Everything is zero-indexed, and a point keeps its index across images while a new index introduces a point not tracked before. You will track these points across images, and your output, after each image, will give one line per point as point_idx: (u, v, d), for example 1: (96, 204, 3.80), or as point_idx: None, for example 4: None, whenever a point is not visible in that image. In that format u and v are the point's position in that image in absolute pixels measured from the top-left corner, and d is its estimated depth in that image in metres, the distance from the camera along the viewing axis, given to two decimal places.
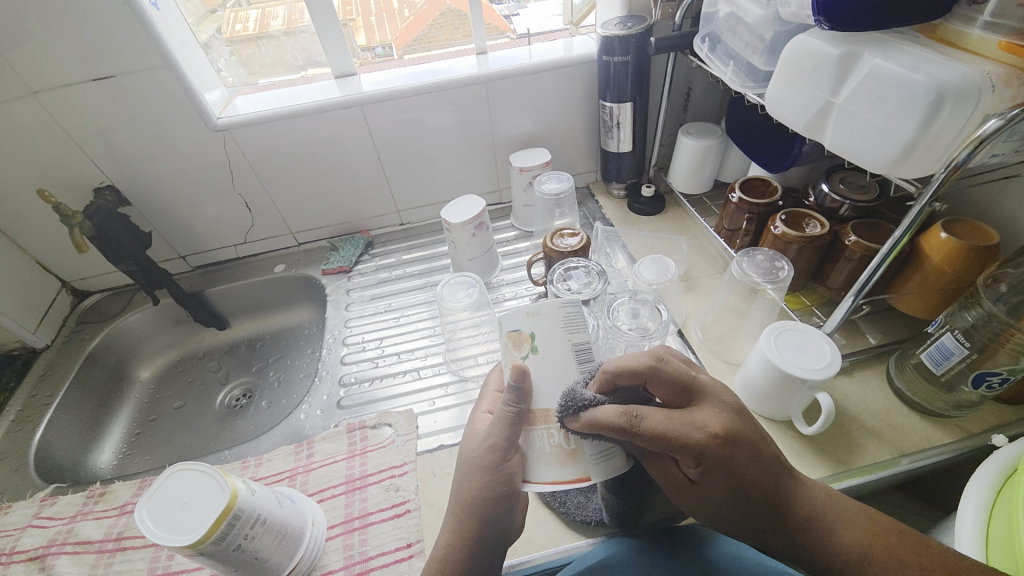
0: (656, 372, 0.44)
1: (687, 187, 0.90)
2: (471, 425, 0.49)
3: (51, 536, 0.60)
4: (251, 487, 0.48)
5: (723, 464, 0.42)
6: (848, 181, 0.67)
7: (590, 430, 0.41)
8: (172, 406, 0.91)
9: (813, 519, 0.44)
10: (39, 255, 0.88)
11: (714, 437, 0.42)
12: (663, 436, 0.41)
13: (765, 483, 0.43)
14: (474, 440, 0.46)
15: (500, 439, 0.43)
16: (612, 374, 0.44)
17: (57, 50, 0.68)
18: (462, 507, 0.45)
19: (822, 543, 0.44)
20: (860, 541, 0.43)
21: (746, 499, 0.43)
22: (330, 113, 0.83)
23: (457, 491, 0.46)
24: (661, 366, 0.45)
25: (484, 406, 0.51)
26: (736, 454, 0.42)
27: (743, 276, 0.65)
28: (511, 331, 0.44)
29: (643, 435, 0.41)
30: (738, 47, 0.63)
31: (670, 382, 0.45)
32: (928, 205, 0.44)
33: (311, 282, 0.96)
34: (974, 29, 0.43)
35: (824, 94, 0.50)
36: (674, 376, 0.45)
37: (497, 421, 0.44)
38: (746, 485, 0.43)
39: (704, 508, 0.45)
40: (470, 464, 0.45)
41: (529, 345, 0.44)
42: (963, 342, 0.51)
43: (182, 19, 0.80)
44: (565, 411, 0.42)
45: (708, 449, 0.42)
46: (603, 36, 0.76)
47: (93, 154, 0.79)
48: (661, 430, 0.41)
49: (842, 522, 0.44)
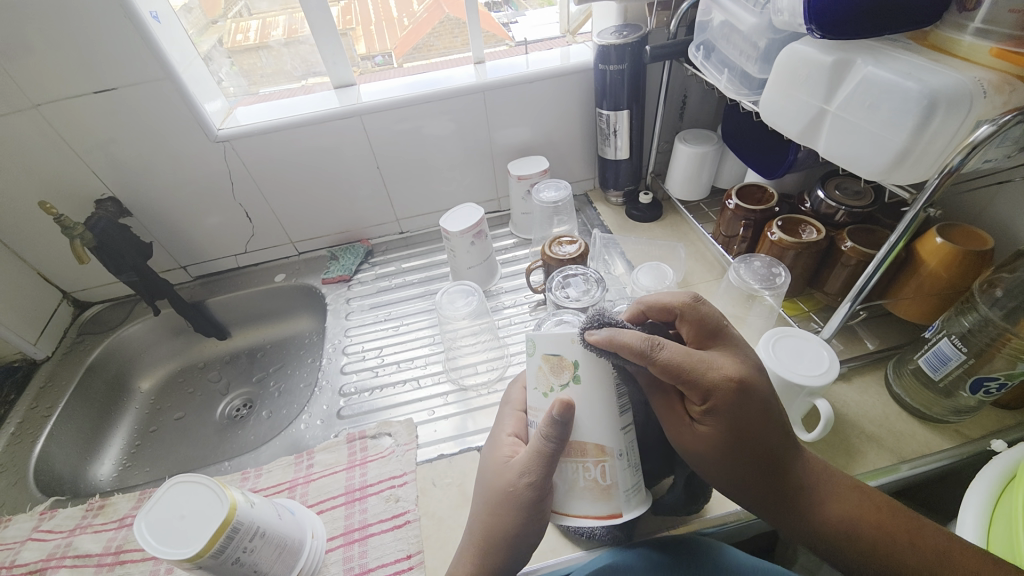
0: (691, 310, 0.48)
1: (684, 194, 0.91)
2: (498, 451, 0.48)
3: (50, 550, 0.60)
4: (250, 498, 0.48)
5: (729, 411, 0.43)
6: (843, 187, 0.67)
7: (608, 345, 0.41)
8: (173, 418, 0.91)
9: (806, 487, 0.45)
10: (40, 267, 0.89)
11: (726, 384, 0.43)
12: (678, 367, 0.43)
13: (765, 441, 0.44)
14: (508, 472, 0.45)
15: (541, 473, 0.43)
16: (644, 308, 0.51)
17: (58, 64, 0.69)
18: (489, 538, 0.45)
19: (809, 512, 0.45)
20: (850, 514, 0.44)
21: (742, 453, 0.44)
22: (329, 124, 0.83)
23: (483, 519, 0.46)
24: (697, 307, 0.48)
25: (509, 429, 0.50)
26: (744, 403, 0.43)
27: (740, 282, 0.66)
28: (552, 356, 0.42)
29: (659, 362, 0.42)
30: (732, 55, 0.64)
31: (699, 324, 0.48)
32: (922, 210, 0.44)
33: (311, 291, 0.96)
34: (964, 35, 0.44)
35: (818, 101, 0.50)
36: (703, 321, 0.48)
37: (533, 456, 0.43)
38: (745, 437, 0.44)
39: (697, 452, 0.46)
40: (504, 497, 0.44)
41: (571, 374, 0.42)
42: (961, 346, 0.51)
43: (182, 32, 0.81)
44: (590, 325, 0.42)
45: (719, 390, 0.43)
46: (599, 45, 0.77)
47: (95, 166, 0.80)
48: (677, 359, 0.43)
49: (834, 497, 0.45)
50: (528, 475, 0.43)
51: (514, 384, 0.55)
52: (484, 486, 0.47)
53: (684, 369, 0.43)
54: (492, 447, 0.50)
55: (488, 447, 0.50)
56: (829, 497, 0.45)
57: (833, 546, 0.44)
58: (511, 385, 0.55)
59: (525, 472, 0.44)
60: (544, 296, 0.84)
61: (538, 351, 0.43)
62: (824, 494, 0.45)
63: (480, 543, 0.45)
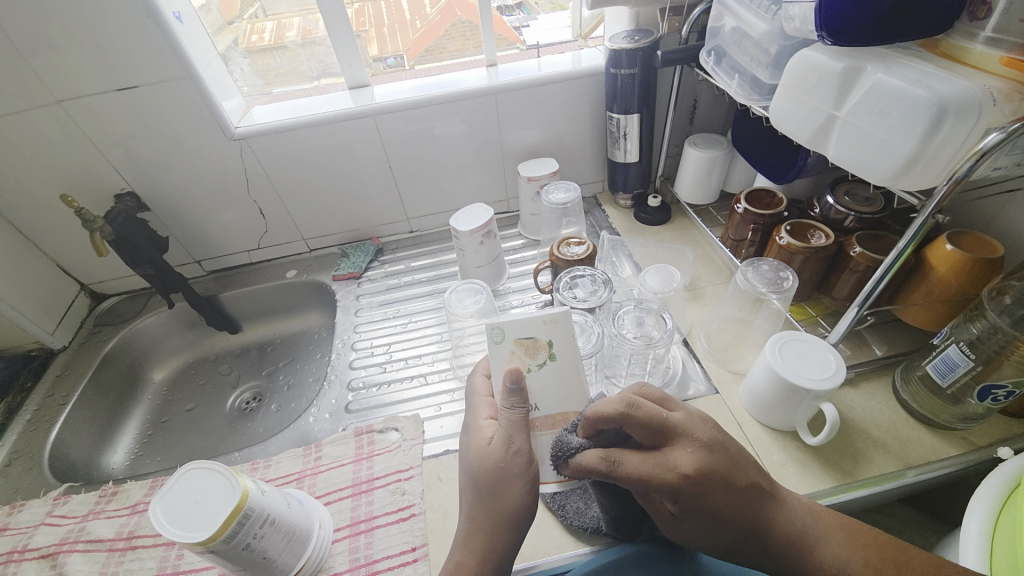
0: (631, 419, 0.44)
1: (693, 198, 0.91)
2: (476, 436, 0.48)
3: (63, 534, 0.61)
4: (261, 487, 0.49)
5: (698, 497, 0.43)
6: (853, 193, 0.68)
7: (578, 474, 0.45)
8: (184, 409, 0.92)
9: (794, 539, 0.44)
10: (59, 258, 0.91)
11: (688, 477, 0.43)
12: (641, 480, 0.43)
13: (739, 513, 0.44)
14: (494, 451, 0.46)
15: (521, 441, 0.46)
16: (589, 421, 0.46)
17: (82, 63, 0.71)
18: (493, 517, 0.44)
19: (804, 562, 0.44)
20: (842, 555, 0.44)
21: (721, 526, 0.44)
22: (342, 123, 0.85)
23: (479, 501, 0.45)
24: (637, 412, 0.44)
25: (483, 413, 0.50)
26: (709, 487, 0.43)
27: (747, 286, 0.65)
28: (528, 339, 0.49)
29: (621, 480, 0.43)
30: (743, 61, 0.64)
31: (646, 422, 0.44)
32: (931, 216, 0.44)
33: (322, 287, 0.98)
34: (975, 44, 0.44)
35: (827, 107, 0.51)
36: (649, 420, 0.44)
37: (510, 426, 0.47)
38: (721, 516, 0.44)
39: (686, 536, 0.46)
40: (498, 475, 0.45)
41: (546, 353, 0.49)
42: (968, 354, 0.51)
43: (203, 31, 0.83)
44: (557, 458, 0.46)
45: (681, 488, 0.43)
46: (610, 49, 0.78)
47: (115, 160, 0.82)
48: (638, 474, 0.43)
49: (824, 540, 0.44)
50: (516, 442, 0.46)
51: (474, 374, 0.55)
52: (471, 472, 0.47)
53: (647, 483, 0.43)
54: (470, 433, 0.49)
55: (464, 435, 0.50)
56: (820, 541, 0.45)
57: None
58: (472, 375, 0.54)
59: (512, 443, 0.46)
60: (551, 296, 0.85)
61: (511, 338, 0.49)
62: (813, 542, 0.44)
63: (482, 523, 0.45)
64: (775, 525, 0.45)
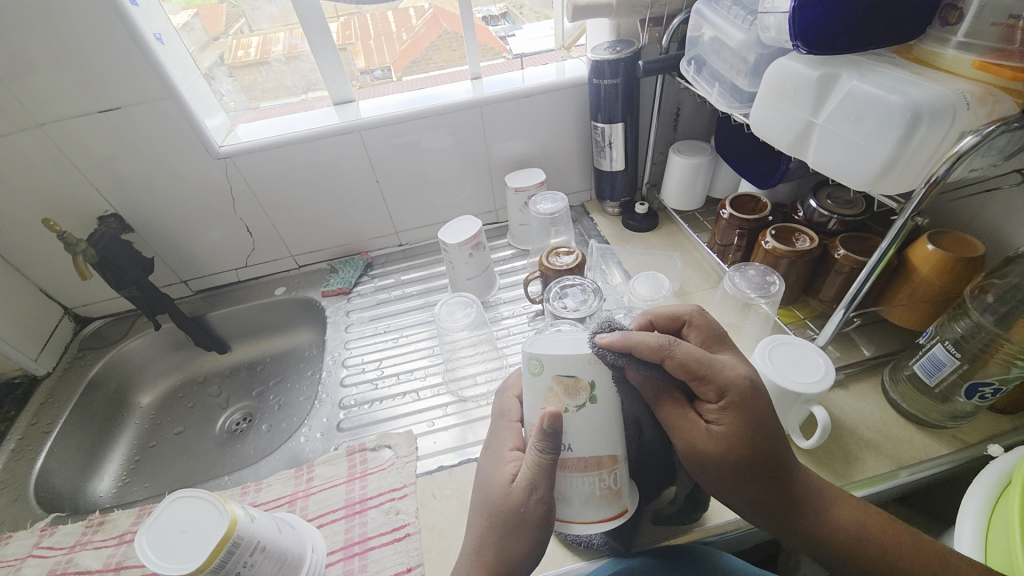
0: (697, 317, 0.50)
1: (680, 204, 0.92)
2: (499, 468, 0.46)
3: (50, 567, 0.59)
4: (251, 513, 0.48)
5: (745, 412, 0.42)
6: (834, 197, 0.69)
7: (625, 344, 0.41)
8: (173, 432, 0.91)
9: (811, 495, 0.44)
10: (42, 282, 0.89)
11: (740, 387, 0.43)
12: (696, 360, 0.43)
13: (774, 447, 0.43)
14: (515, 491, 0.43)
15: (543, 487, 0.42)
16: (652, 317, 0.51)
17: (62, 85, 0.71)
18: (502, 555, 0.43)
19: (820, 520, 0.44)
20: (856, 519, 0.44)
21: (760, 456, 0.42)
22: (329, 139, 0.85)
23: (491, 533, 0.44)
24: (704, 315, 0.50)
25: (509, 444, 0.48)
26: (757, 403, 0.43)
27: (735, 291, 0.66)
28: (568, 378, 0.40)
29: (673, 355, 0.43)
30: (722, 69, 0.65)
31: (709, 327, 0.49)
32: (910, 219, 0.45)
33: (311, 303, 0.97)
34: (947, 49, 0.45)
35: (806, 114, 0.51)
36: (711, 324, 0.49)
37: (537, 470, 0.42)
38: (760, 440, 0.42)
39: (709, 458, 0.43)
40: (513, 517, 0.43)
41: (587, 395, 0.40)
42: (954, 352, 0.52)
43: (185, 50, 0.83)
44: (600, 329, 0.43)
45: (735, 389, 0.43)
46: (593, 60, 0.78)
47: (97, 182, 0.81)
48: (694, 353, 0.43)
49: (839, 502, 0.44)
50: (539, 489, 0.42)
51: (504, 393, 0.53)
52: (489, 502, 0.45)
53: (703, 366, 0.43)
54: (494, 462, 0.47)
55: (487, 462, 0.48)
56: (834, 504, 0.44)
57: (839, 554, 0.43)
58: (503, 394, 0.53)
59: (535, 489, 0.43)
60: (542, 306, 0.84)
61: (550, 372, 0.40)
62: (827, 500, 0.44)
63: (490, 558, 0.43)
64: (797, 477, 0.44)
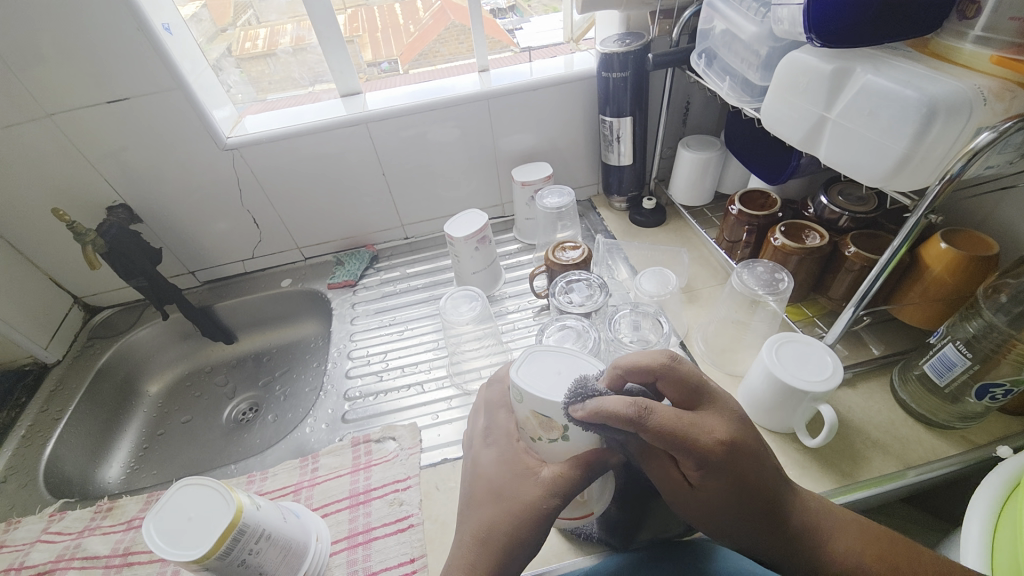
0: (670, 370, 0.41)
1: (688, 199, 0.91)
2: (510, 460, 0.45)
3: (59, 551, 0.60)
4: (256, 501, 0.48)
5: (726, 471, 0.40)
6: (846, 193, 0.68)
7: (597, 419, 0.37)
8: (180, 421, 0.92)
9: (807, 530, 0.43)
10: (52, 272, 0.90)
11: (720, 449, 0.39)
12: (672, 435, 0.37)
13: (763, 492, 0.42)
14: (532, 487, 0.42)
15: (567, 494, 0.41)
16: (622, 371, 0.42)
17: (68, 76, 0.71)
18: (505, 545, 0.42)
19: (816, 555, 0.43)
20: (855, 550, 0.42)
21: (745, 502, 0.41)
22: (335, 131, 0.85)
23: (501, 521, 0.43)
24: (678, 364, 0.42)
25: (514, 435, 0.46)
26: (740, 462, 0.40)
27: (743, 288, 0.65)
28: (543, 418, 0.40)
29: (648, 431, 0.38)
30: (734, 63, 0.64)
31: (687, 376, 0.42)
32: (924, 217, 0.44)
33: (317, 295, 0.97)
34: (965, 43, 0.44)
35: (818, 109, 0.51)
36: (689, 374, 0.42)
37: (568, 479, 0.41)
38: (746, 492, 0.41)
39: (698, 509, 0.43)
40: (524, 512, 0.42)
41: (560, 434, 0.40)
42: (965, 352, 0.51)
43: (193, 41, 0.83)
44: (572, 398, 0.38)
45: (715, 455, 0.39)
46: (602, 53, 0.78)
47: (106, 173, 0.82)
48: (671, 426, 0.38)
49: (838, 532, 0.43)
50: (558, 496, 0.41)
51: (498, 379, 0.50)
52: (497, 491, 0.44)
53: (679, 438, 0.38)
54: (501, 452, 0.46)
55: (491, 452, 0.47)
56: (833, 535, 0.43)
57: None
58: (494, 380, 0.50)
59: (553, 494, 0.41)
60: (547, 301, 0.84)
61: (529, 406, 0.40)
62: (824, 534, 0.43)
63: (495, 545, 0.42)
64: (793, 514, 0.43)
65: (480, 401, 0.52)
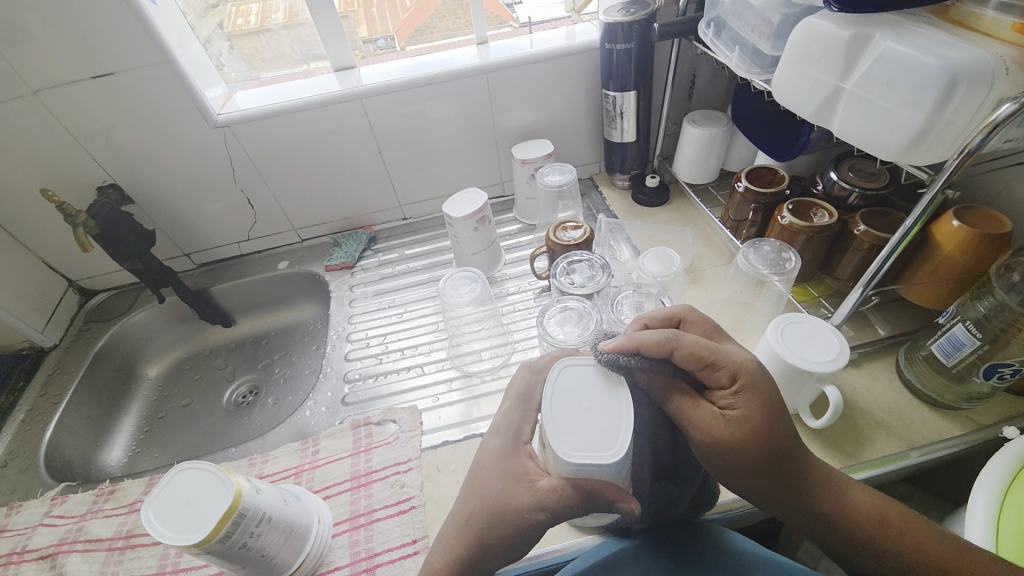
0: (690, 314, 0.51)
1: (692, 177, 0.89)
2: (510, 458, 0.45)
3: (62, 535, 0.60)
4: (256, 485, 0.48)
5: (758, 393, 0.43)
6: (857, 169, 0.66)
7: (631, 342, 0.44)
8: (180, 404, 0.92)
9: (828, 479, 0.43)
10: (45, 255, 0.89)
11: (748, 366, 0.44)
12: (703, 351, 0.44)
13: (789, 429, 0.43)
14: (524, 492, 0.42)
15: (556, 513, 0.40)
16: (647, 321, 0.51)
17: (53, 49, 0.68)
18: (479, 539, 0.41)
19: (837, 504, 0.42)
20: (872, 504, 0.42)
21: (776, 435, 0.42)
22: (330, 108, 0.82)
23: (483, 513, 0.42)
24: (695, 312, 0.51)
25: (522, 437, 0.47)
26: (768, 386, 0.44)
27: (749, 268, 0.64)
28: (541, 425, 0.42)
29: (681, 350, 0.45)
30: (743, 32, 0.61)
31: (703, 321, 0.51)
32: (940, 192, 0.43)
33: (315, 278, 0.96)
34: (987, 9, 0.42)
35: (833, 79, 0.48)
36: (704, 318, 0.51)
37: (564, 499, 0.40)
38: (775, 421, 0.42)
39: (728, 447, 0.43)
40: (510, 513, 0.41)
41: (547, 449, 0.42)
42: (975, 333, 0.50)
43: (180, 14, 0.79)
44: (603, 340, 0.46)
45: (746, 373, 0.43)
46: (604, 24, 0.75)
47: (95, 152, 0.79)
48: (700, 344, 0.45)
49: (854, 487, 0.43)
50: (546, 512, 0.40)
51: (530, 372, 0.49)
52: (488, 484, 0.44)
53: (710, 355, 0.44)
54: (505, 448, 0.46)
55: (496, 445, 0.47)
56: (849, 488, 0.43)
57: (866, 547, 0.41)
58: (523, 375, 0.50)
59: (543, 507, 0.40)
60: (548, 282, 0.83)
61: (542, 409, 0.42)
62: (843, 485, 0.43)
63: (473, 536, 0.42)
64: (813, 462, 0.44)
65: (514, 386, 0.50)
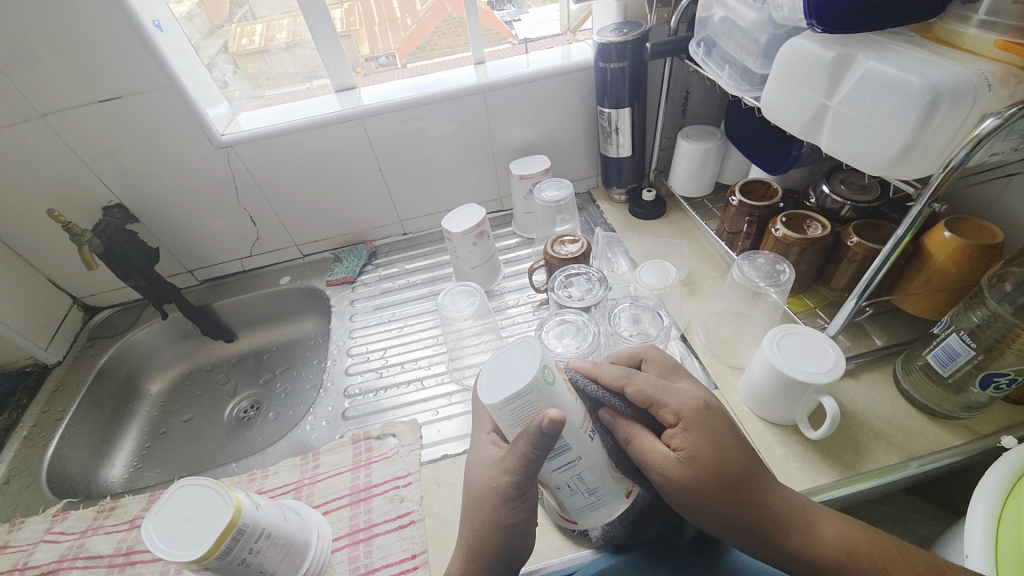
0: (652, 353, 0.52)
1: (688, 190, 0.90)
2: (476, 449, 0.46)
3: (62, 552, 0.60)
4: (255, 500, 0.48)
5: (702, 429, 0.43)
6: (848, 182, 0.67)
7: (588, 369, 0.47)
8: (182, 419, 0.92)
9: (795, 510, 0.42)
10: (51, 273, 0.90)
11: (693, 405, 0.44)
12: (651, 392, 0.45)
13: (740, 464, 0.42)
14: (489, 473, 0.43)
15: (521, 475, 0.41)
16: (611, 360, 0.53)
17: (65, 74, 0.70)
18: (476, 530, 0.44)
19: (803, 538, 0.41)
20: (841, 533, 0.42)
21: (726, 469, 0.42)
22: (332, 127, 0.84)
23: (474, 507, 0.44)
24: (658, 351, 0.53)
25: (484, 428, 0.47)
26: (713, 422, 0.44)
27: (744, 280, 0.64)
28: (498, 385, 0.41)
29: (630, 389, 0.46)
30: (733, 50, 0.63)
31: (661, 360, 0.50)
32: (927, 205, 0.43)
33: (316, 293, 0.97)
34: (969, 27, 0.43)
35: (819, 97, 0.50)
36: (663, 356, 0.51)
37: (517, 460, 0.40)
38: (723, 456, 0.42)
39: (682, 485, 0.42)
40: (489, 497, 0.43)
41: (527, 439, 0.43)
42: (970, 342, 0.51)
43: (186, 38, 0.81)
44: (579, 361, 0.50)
45: (688, 411, 0.44)
46: (599, 43, 0.76)
47: (102, 173, 0.81)
48: (649, 385, 0.46)
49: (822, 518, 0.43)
50: (509, 475, 0.41)
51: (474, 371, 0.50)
52: (468, 478, 0.46)
53: (655, 393, 0.45)
54: (474, 444, 0.47)
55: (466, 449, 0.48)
56: (817, 520, 0.43)
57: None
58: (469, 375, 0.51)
59: (507, 473, 0.41)
60: (546, 296, 0.84)
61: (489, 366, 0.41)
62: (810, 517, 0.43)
63: (474, 533, 0.44)
64: (775, 494, 0.43)
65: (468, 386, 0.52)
